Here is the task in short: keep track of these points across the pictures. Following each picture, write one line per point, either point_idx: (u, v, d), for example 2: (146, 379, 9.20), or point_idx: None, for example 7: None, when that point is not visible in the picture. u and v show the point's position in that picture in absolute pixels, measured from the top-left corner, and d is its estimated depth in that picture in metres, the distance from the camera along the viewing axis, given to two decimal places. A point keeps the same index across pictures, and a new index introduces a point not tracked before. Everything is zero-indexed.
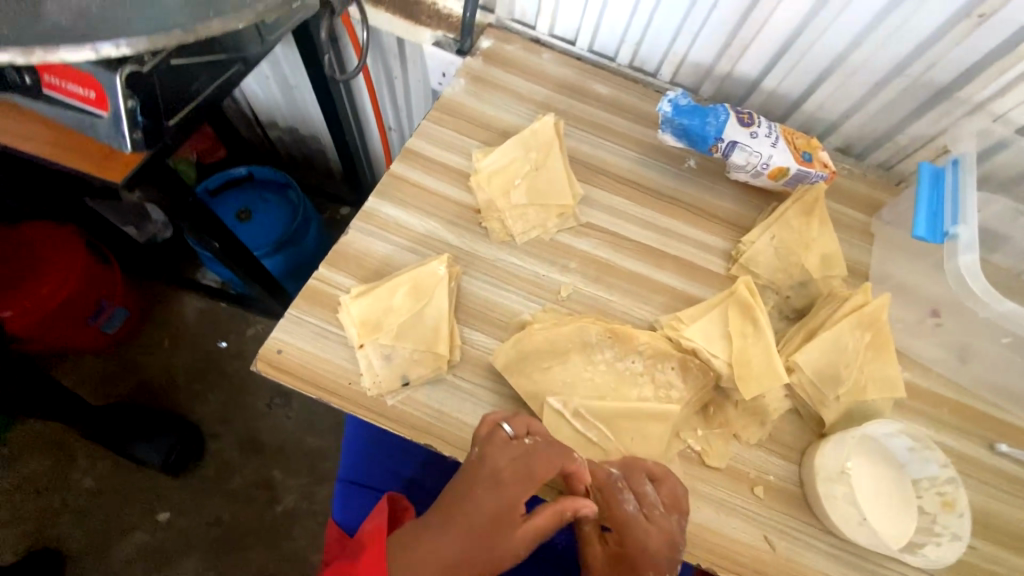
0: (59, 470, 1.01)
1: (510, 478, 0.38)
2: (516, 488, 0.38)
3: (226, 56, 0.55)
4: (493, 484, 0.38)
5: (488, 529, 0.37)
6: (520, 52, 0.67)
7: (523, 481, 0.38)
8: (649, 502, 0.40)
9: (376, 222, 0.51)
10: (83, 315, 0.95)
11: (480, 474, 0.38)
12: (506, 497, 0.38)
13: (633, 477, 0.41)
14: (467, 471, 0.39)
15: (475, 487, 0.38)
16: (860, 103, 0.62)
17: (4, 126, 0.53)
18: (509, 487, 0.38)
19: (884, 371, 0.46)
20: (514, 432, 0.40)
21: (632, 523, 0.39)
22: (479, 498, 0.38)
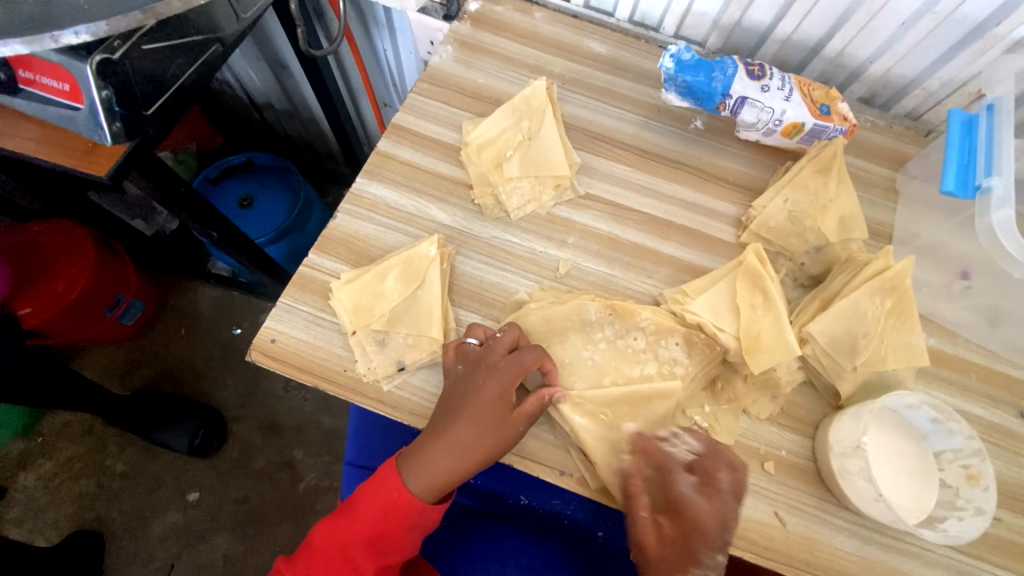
0: (93, 455, 1.06)
1: (491, 376, 0.41)
2: (500, 383, 0.41)
3: (203, 38, 0.53)
4: (486, 389, 0.41)
5: (491, 423, 0.40)
6: (511, 12, 0.63)
7: (506, 379, 0.41)
8: (712, 479, 0.40)
9: (365, 204, 0.50)
10: (101, 309, 0.98)
11: (465, 379, 0.41)
12: (495, 390, 0.41)
13: (714, 459, 0.40)
14: (454, 383, 0.41)
15: (465, 392, 0.41)
16: (884, 46, 0.56)
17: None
18: (494, 384, 0.41)
19: (907, 339, 0.43)
20: (479, 340, 0.43)
21: (688, 501, 0.40)
22: (471, 400, 0.40)
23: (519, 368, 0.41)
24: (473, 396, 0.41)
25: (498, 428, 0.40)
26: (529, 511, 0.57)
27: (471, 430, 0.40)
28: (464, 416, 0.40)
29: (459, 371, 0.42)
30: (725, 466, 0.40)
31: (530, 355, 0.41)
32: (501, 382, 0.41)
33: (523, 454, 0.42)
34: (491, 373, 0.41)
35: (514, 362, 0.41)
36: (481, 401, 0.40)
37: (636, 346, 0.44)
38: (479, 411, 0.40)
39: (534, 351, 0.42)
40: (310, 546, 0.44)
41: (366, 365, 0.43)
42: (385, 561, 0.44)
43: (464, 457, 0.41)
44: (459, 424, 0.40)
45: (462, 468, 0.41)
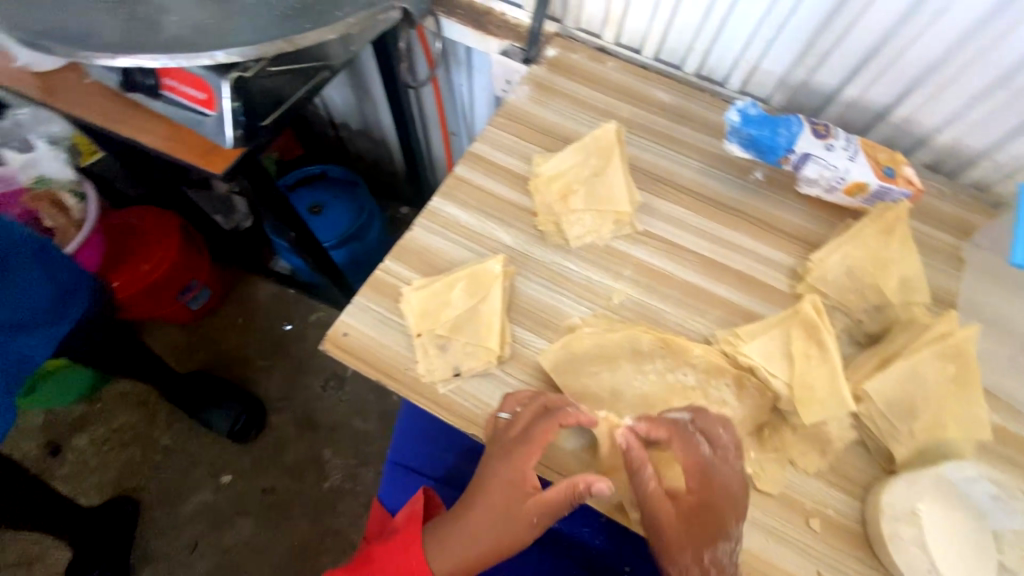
0: (143, 427, 1.13)
1: (512, 461, 0.42)
2: (520, 466, 0.42)
3: (315, 64, 0.61)
4: (502, 476, 0.42)
5: (505, 510, 0.42)
6: (586, 60, 0.68)
7: (523, 468, 0.42)
8: (717, 441, 0.41)
9: (438, 220, 0.54)
10: (174, 292, 1.07)
11: (490, 459, 0.43)
12: (513, 478, 0.42)
13: (704, 422, 0.41)
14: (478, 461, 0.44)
15: (490, 472, 0.43)
16: (955, 116, 0.57)
17: (124, 120, 0.61)
18: (513, 468, 0.42)
19: (972, 410, 0.42)
20: (508, 415, 0.43)
21: (712, 468, 0.40)
22: (495, 481, 0.43)
23: (539, 450, 0.41)
24: (495, 476, 0.42)
25: (519, 509, 0.42)
26: (557, 538, 0.56)
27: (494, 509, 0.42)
28: (487, 495, 0.43)
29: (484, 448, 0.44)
30: (719, 429, 0.41)
31: (546, 431, 0.41)
32: (520, 466, 0.42)
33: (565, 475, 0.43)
34: (507, 460, 0.42)
35: (533, 450, 0.41)
36: (501, 482, 0.42)
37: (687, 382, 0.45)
38: (496, 496, 0.43)
39: (554, 426, 0.41)
40: None
41: (424, 366, 0.46)
42: None
43: (486, 538, 0.42)
44: (483, 505, 0.43)
45: (484, 550, 0.42)
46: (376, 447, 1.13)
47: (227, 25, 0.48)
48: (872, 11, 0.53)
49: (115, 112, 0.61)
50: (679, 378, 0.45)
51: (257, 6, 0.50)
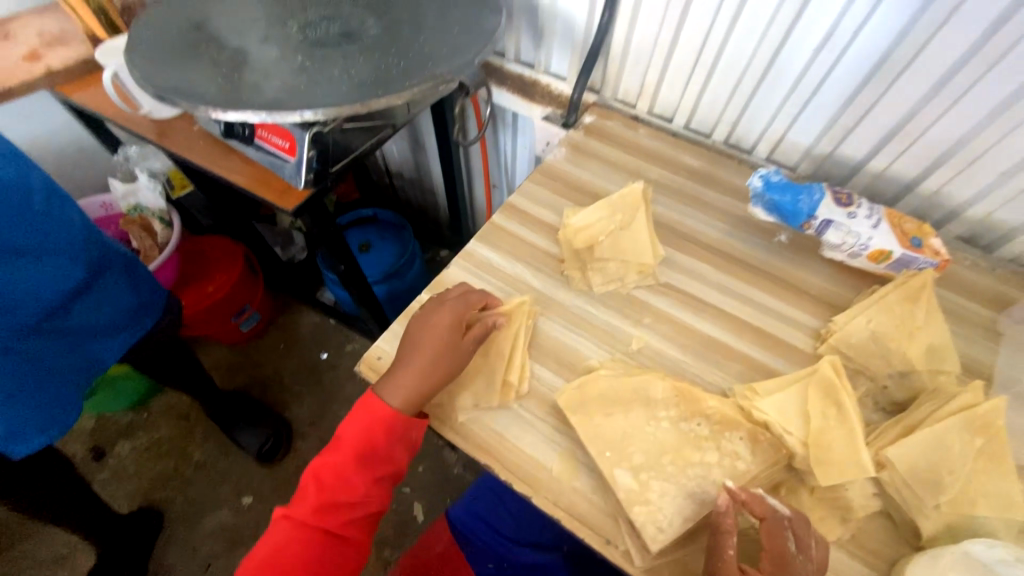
0: (181, 439, 1.20)
1: (444, 313, 0.50)
2: (450, 315, 0.50)
3: (381, 122, 0.70)
4: (436, 319, 0.50)
5: (443, 342, 0.49)
6: (619, 127, 0.75)
7: (452, 310, 0.50)
8: (808, 547, 0.39)
9: (473, 261, 0.59)
10: (229, 313, 1.16)
11: (424, 315, 0.50)
12: (446, 317, 0.50)
13: (801, 524, 0.40)
14: (413, 319, 0.51)
15: (422, 325, 0.50)
16: (986, 190, 0.58)
17: (217, 162, 0.72)
18: (444, 313, 0.50)
19: (1001, 487, 0.40)
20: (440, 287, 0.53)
21: (792, 565, 0.38)
22: (428, 328, 0.49)
23: (463, 301, 0.51)
24: (430, 325, 0.49)
25: (452, 348, 0.49)
26: None
27: (430, 349, 0.48)
28: (424, 340, 0.49)
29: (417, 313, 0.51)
30: (815, 542, 0.39)
31: (473, 295, 0.52)
32: (452, 312, 0.50)
33: (575, 515, 0.43)
34: (439, 310, 0.50)
35: (459, 299, 0.51)
36: (435, 330, 0.49)
37: (701, 432, 0.45)
38: (432, 335, 0.49)
39: (481, 296, 0.52)
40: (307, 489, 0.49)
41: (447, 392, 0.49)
42: (377, 471, 0.49)
43: (427, 372, 0.48)
44: (420, 345, 0.48)
45: (427, 380, 0.48)
46: None
47: (316, 91, 0.58)
48: (894, 91, 0.57)
49: (211, 155, 0.72)
50: (693, 428, 0.45)
51: (342, 75, 0.60)
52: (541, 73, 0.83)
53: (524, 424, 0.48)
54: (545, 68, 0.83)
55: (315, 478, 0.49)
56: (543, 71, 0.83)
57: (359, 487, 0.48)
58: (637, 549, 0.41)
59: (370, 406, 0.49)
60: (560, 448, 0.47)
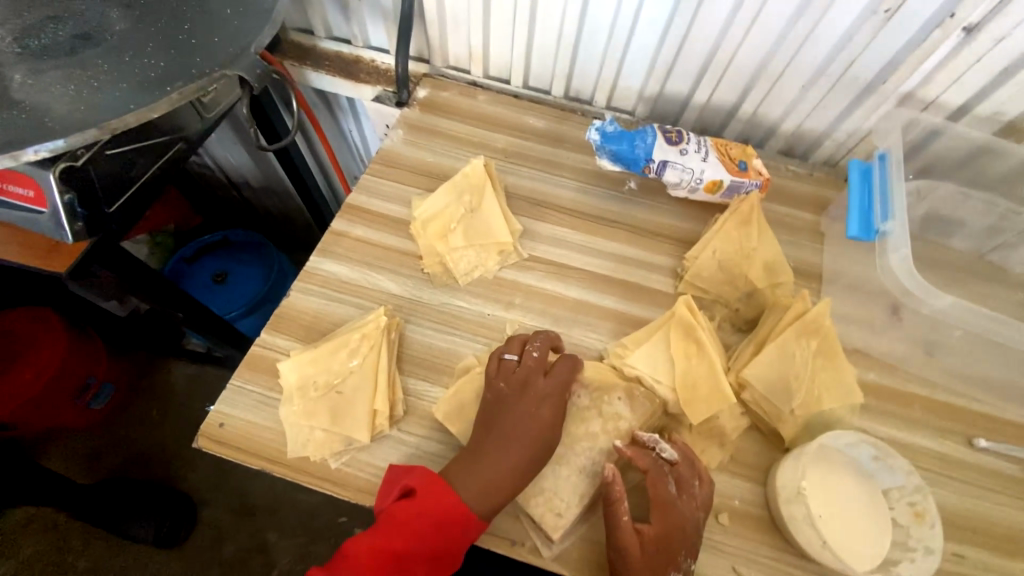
0: (54, 553, 1.01)
1: (529, 391, 0.43)
2: (534, 393, 0.43)
3: (167, 138, 0.58)
4: (527, 403, 0.43)
5: (539, 430, 0.42)
6: (457, 97, 0.69)
7: (552, 388, 0.44)
8: (690, 485, 0.41)
9: (317, 281, 0.52)
10: (69, 394, 0.96)
11: (505, 396, 0.43)
12: (535, 399, 0.43)
13: (681, 466, 0.42)
14: (507, 401, 0.43)
15: (507, 407, 0.43)
16: (793, 105, 0.62)
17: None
18: (534, 396, 0.43)
19: (838, 378, 0.45)
20: (518, 355, 0.45)
21: (674, 507, 0.40)
22: (510, 410, 0.43)
23: (552, 377, 0.44)
24: (522, 407, 0.42)
25: (544, 434, 0.42)
26: None
27: (520, 439, 0.41)
28: (517, 430, 0.42)
29: (505, 391, 0.43)
30: (697, 478, 0.42)
31: (562, 367, 0.45)
32: (533, 391, 0.43)
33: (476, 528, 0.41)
34: (536, 392, 0.43)
35: (556, 374, 0.44)
36: (534, 414, 0.42)
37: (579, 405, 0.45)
38: (525, 425, 0.42)
39: (569, 362, 0.45)
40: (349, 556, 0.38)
41: (311, 440, 0.43)
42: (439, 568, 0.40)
43: (512, 465, 0.41)
44: (514, 439, 0.41)
45: (508, 474, 0.40)
46: (327, 518, 1.06)
47: (36, 117, 0.45)
48: (700, 23, 0.57)
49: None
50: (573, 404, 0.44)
51: (74, 91, 0.47)
52: (361, 48, 0.74)
53: (408, 449, 0.44)
54: (364, 42, 0.74)
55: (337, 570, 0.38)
56: (363, 45, 0.74)
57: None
58: (541, 541, 0.41)
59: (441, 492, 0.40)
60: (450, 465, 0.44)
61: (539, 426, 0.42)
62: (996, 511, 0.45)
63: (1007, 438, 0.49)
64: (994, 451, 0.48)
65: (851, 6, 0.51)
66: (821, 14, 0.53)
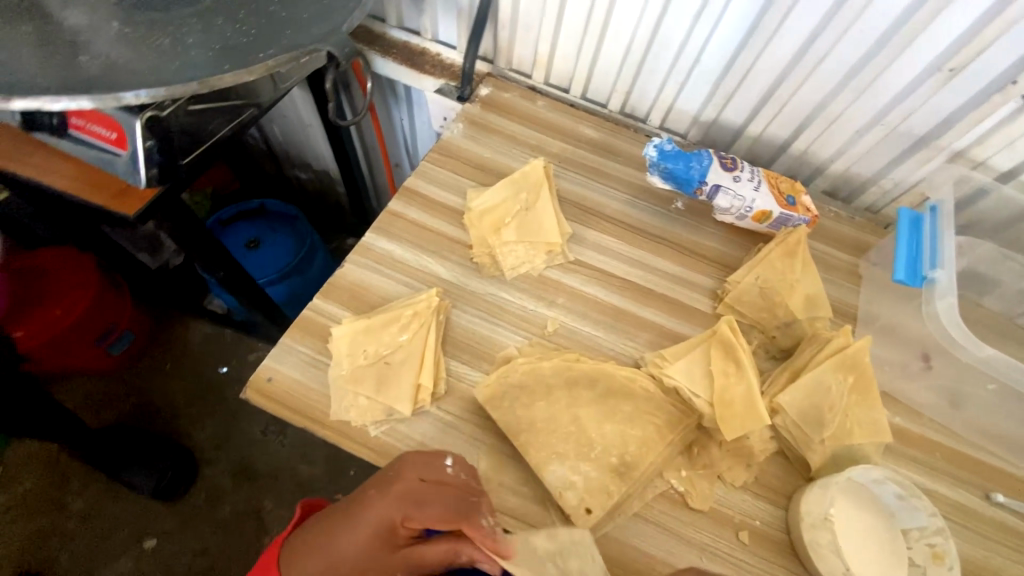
0: (53, 491, 1.02)
1: (389, 491, 0.39)
2: (396, 501, 0.39)
3: (241, 102, 0.60)
4: (382, 504, 0.39)
5: (371, 535, 0.38)
6: (517, 99, 0.71)
7: (405, 508, 0.38)
8: None
9: (372, 256, 0.54)
10: (90, 338, 0.98)
11: (372, 487, 0.40)
12: (388, 511, 0.38)
13: None
14: (373, 489, 0.40)
15: (366, 499, 0.40)
16: (844, 148, 0.64)
17: (33, 162, 0.59)
18: (388, 506, 0.39)
19: (869, 415, 0.46)
20: (450, 468, 0.40)
21: None
22: (363, 510, 0.39)
23: (412, 509, 0.38)
24: (377, 509, 0.39)
25: (374, 550, 0.38)
26: None
27: (356, 532, 0.39)
28: (359, 518, 0.39)
29: (381, 478, 0.40)
30: None
31: (428, 512, 0.38)
32: (394, 503, 0.38)
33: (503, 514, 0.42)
34: (394, 502, 0.38)
35: (424, 504, 0.38)
36: (373, 518, 0.39)
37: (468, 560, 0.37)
38: (367, 521, 0.39)
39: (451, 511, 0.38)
40: None
41: (358, 408, 0.45)
42: None
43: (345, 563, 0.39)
44: (354, 525, 0.39)
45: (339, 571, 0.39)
46: (322, 494, 1.06)
47: (136, 65, 0.47)
48: (766, 58, 0.59)
49: (25, 155, 0.59)
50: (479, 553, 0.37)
51: (170, 46, 0.49)
52: (429, 41, 0.76)
53: (445, 428, 0.46)
54: (433, 35, 0.76)
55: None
56: (431, 39, 0.76)
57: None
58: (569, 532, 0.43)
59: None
60: (484, 451, 0.45)
61: (368, 534, 0.38)
62: (1006, 566, 0.46)
63: None
64: (1013, 509, 0.48)
65: (917, 61, 0.53)
66: (886, 65, 0.55)
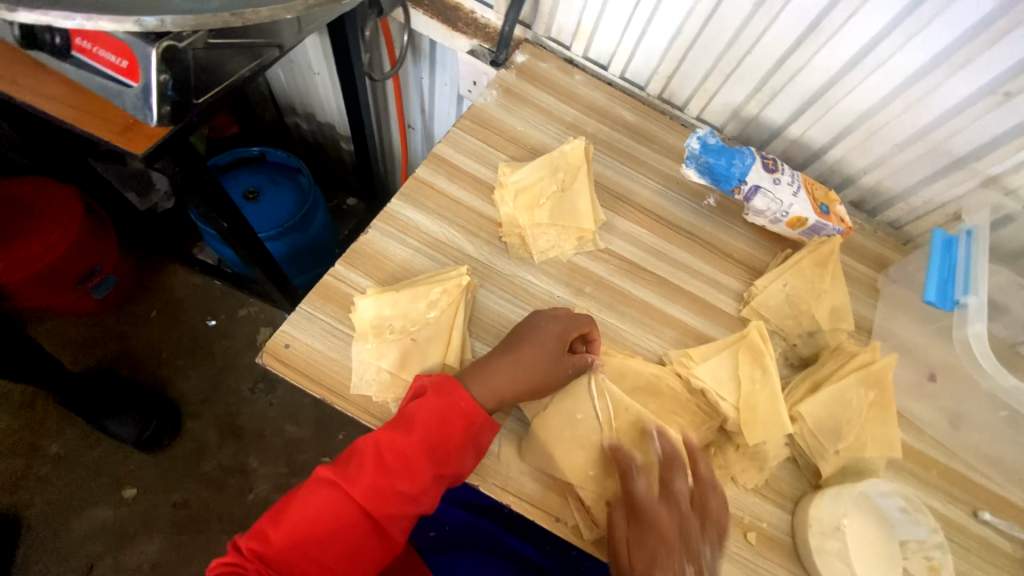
0: (28, 433, 0.98)
1: (552, 315, 0.46)
2: (564, 319, 0.46)
3: (263, 41, 0.55)
4: (549, 321, 0.46)
5: (549, 348, 0.44)
6: (554, 70, 0.68)
7: (567, 324, 0.46)
8: None
9: (396, 225, 0.51)
10: (72, 279, 0.92)
11: (534, 316, 0.46)
12: (559, 326, 0.45)
13: None
14: (533, 318, 0.46)
15: (530, 325, 0.46)
16: (880, 160, 0.63)
17: (30, 86, 0.54)
18: (556, 324, 0.45)
19: (883, 430, 0.47)
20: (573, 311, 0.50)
21: None
22: (532, 333, 0.45)
23: (572, 322, 0.46)
24: (540, 331, 0.45)
25: (554, 356, 0.44)
26: (511, 551, 0.57)
27: (532, 348, 0.44)
28: (532, 337, 0.45)
29: (535, 310, 0.47)
30: None
31: (582, 322, 0.46)
32: (560, 322, 0.46)
33: (521, 498, 0.43)
34: (556, 318, 0.46)
35: (578, 319, 0.46)
36: (546, 334, 0.45)
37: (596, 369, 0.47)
38: (541, 341, 0.44)
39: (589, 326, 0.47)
40: (402, 487, 0.40)
41: (380, 382, 0.44)
42: (442, 468, 0.41)
43: (525, 377, 0.43)
44: (528, 344, 0.44)
45: (510, 401, 0.43)
46: (309, 456, 1.05)
47: None
48: (822, 56, 0.56)
49: (20, 79, 0.54)
50: (597, 348, 0.48)
51: None
52: None
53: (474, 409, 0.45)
54: None
55: (281, 552, 0.38)
56: None
57: (367, 552, 0.40)
58: (586, 523, 0.43)
59: (428, 422, 0.41)
60: (504, 433, 0.45)
61: (547, 342, 0.44)
62: None
63: (1012, 519, 0.52)
64: (997, 527, 0.51)
65: (973, 80, 0.52)
66: (942, 79, 0.53)
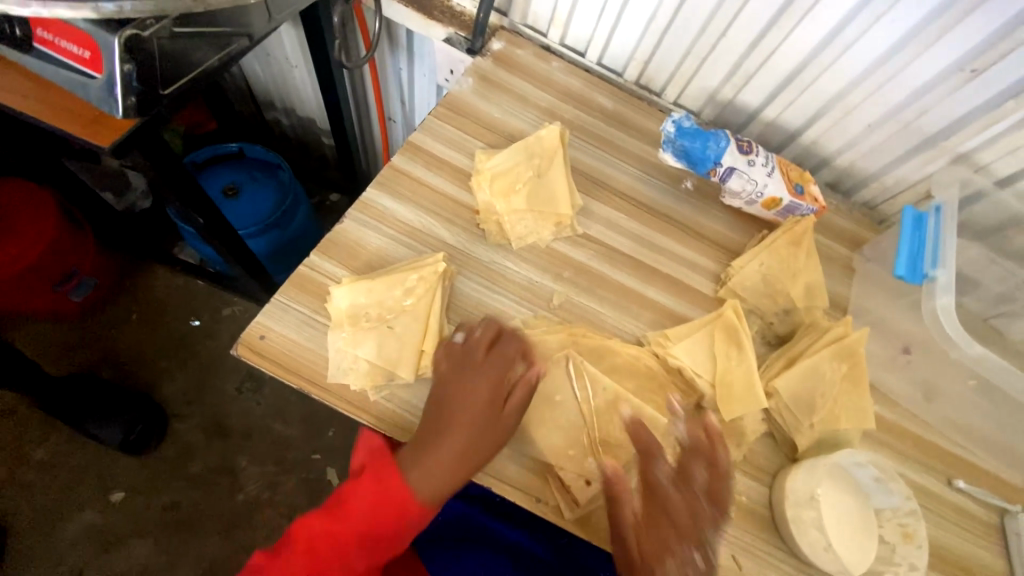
0: (10, 440, 0.97)
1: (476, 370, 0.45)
2: (490, 367, 0.45)
3: (231, 30, 0.54)
4: (478, 378, 0.45)
5: (484, 403, 0.44)
6: (531, 57, 0.68)
7: (494, 372, 0.45)
8: None
9: (372, 214, 0.51)
10: (50, 282, 0.91)
11: (456, 375, 0.45)
12: (487, 379, 0.45)
13: None
14: (457, 376, 0.45)
15: (458, 388, 0.44)
16: (854, 141, 0.64)
17: None
18: (483, 379, 0.45)
19: (856, 402, 0.48)
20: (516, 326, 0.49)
21: None
22: (465, 396, 0.44)
23: (497, 360, 0.45)
24: (469, 389, 0.44)
25: (494, 406, 0.44)
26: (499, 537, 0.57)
27: (469, 413, 0.44)
28: (464, 400, 0.44)
29: (453, 367, 0.45)
30: None
31: (506, 358, 0.45)
32: (490, 369, 0.45)
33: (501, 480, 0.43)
34: (481, 373, 0.45)
35: (501, 357, 0.45)
36: (476, 393, 0.44)
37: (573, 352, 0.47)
38: (474, 402, 0.44)
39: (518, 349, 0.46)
40: (388, 527, 0.44)
41: (357, 370, 0.44)
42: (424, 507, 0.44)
43: (475, 440, 0.43)
44: (461, 413, 0.43)
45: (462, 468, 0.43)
46: (299, 454, 1.04)
47: None
48: (794, 37, 0.57)
49: None
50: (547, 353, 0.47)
51: None
52: None
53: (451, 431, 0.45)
54: None
55: None
56: None
57: None
58: (567, 504, 0.43)
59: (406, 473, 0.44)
60: None
61: (481, 397, 0.44)
62: (958, 544, 0.50)
63: (985, 486, 0.53)
64: (970, 494, 0.52)
65: (942, 57, 0.53)
66: (911, 57, 0.54)
